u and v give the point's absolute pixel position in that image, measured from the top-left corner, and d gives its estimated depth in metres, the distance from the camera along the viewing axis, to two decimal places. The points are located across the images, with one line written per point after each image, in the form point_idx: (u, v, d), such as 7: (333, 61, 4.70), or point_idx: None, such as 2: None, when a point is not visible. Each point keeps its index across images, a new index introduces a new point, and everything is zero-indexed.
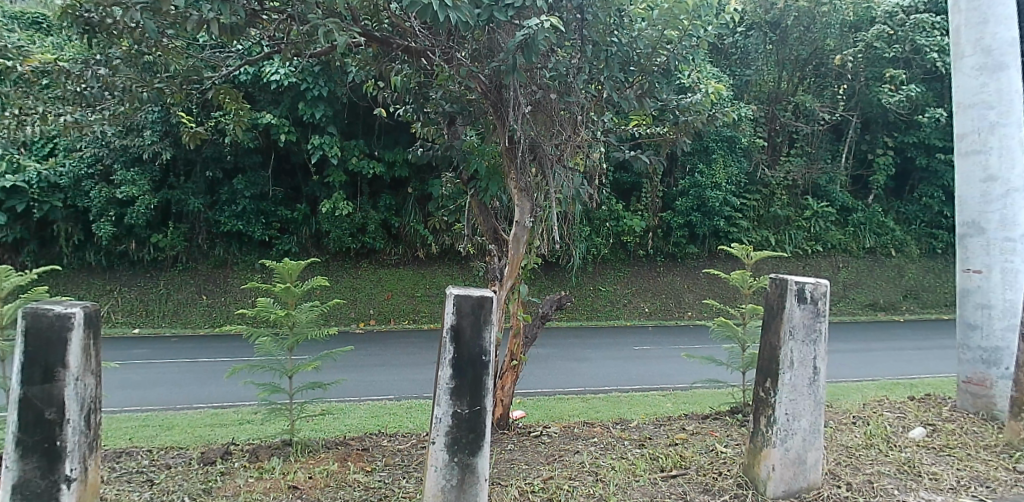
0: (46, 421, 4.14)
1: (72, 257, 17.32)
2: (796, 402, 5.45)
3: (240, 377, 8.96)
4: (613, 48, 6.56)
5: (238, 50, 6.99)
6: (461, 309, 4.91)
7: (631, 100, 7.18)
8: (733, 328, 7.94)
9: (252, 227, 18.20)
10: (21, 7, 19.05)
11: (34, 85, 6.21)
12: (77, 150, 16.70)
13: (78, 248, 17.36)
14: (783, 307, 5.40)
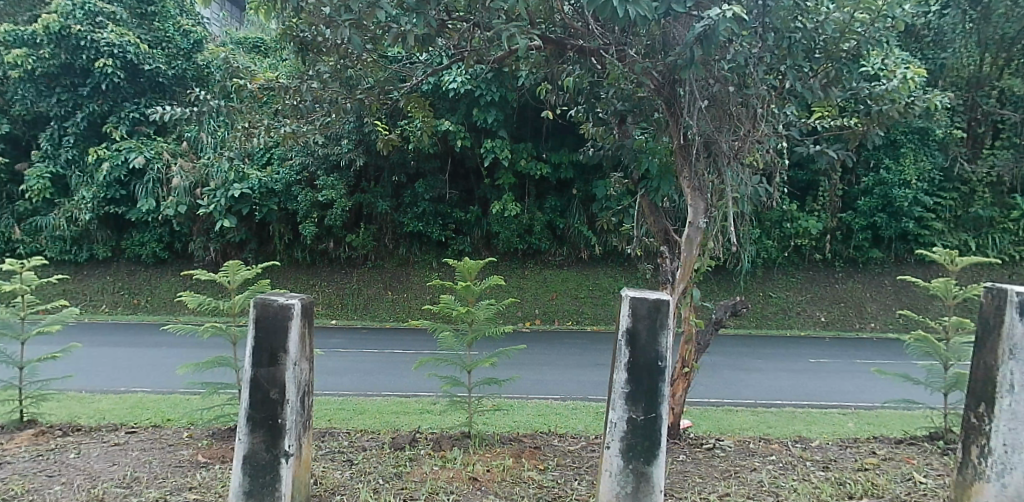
0: (270, 400, 4.62)
1: (285, 254, 19.48)
2: (1018, 432, 4.58)
3: (424, 368, 9.49)
4: (797, 35, 5.99)
5: (425, 60, 7.37)
6: (637, 312, 4.76)
7: (815, 90, 6.61)
8: (934, 345, 6.90)
9: (429, 228, 19.36)
10: (244, 33, 21.69)
11: (259, 101, 7.03)
12: (287, 159, 18.74)
13: (289, 246, 19.47)
14: (1000, 321, 4.62)
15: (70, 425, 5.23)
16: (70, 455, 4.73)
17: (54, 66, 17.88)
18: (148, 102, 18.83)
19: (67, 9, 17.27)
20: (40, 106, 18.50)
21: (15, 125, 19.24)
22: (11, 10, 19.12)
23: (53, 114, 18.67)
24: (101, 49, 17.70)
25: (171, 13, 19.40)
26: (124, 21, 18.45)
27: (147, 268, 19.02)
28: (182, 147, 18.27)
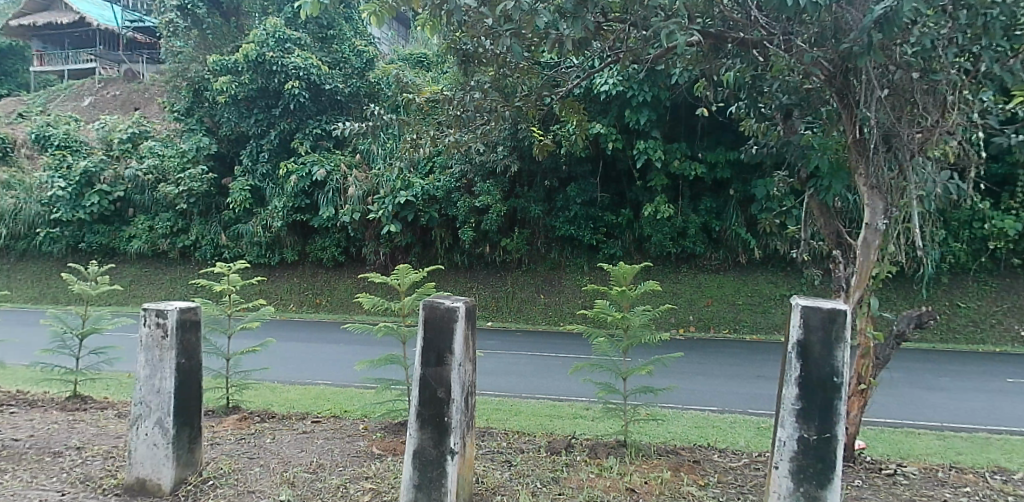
0: (437, 398, 4.73)
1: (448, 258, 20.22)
2: None
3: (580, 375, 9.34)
4: (996, 11, 5.02)
5: (579, 63, 7.35)
6: (809, 323, 4.16)
7: (1016, 73, 5.54)
8: None
9: (580, 232, 19.31)
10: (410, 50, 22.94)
11: (427, 112, 7.41)
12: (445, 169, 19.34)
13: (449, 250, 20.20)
14: None
15: (267, 413, 5.77)
16: (267, 440, 5.19)
17: (251, 91, 19.77)
18: (328, 119, 20.36)
19: (262, 38, 19.06)
20: (241, 127, 20.48)
21: (220, 144, 21.43)
22: (219, 43, 21.68)
23: (250, 132, 20.61)
24: (289, 73, 19.29)
25: (346, 36, 20.92)
26: (309, 47, 20.12)
27: (327, 269, 20.42)
28: (354, 159, 19.44)
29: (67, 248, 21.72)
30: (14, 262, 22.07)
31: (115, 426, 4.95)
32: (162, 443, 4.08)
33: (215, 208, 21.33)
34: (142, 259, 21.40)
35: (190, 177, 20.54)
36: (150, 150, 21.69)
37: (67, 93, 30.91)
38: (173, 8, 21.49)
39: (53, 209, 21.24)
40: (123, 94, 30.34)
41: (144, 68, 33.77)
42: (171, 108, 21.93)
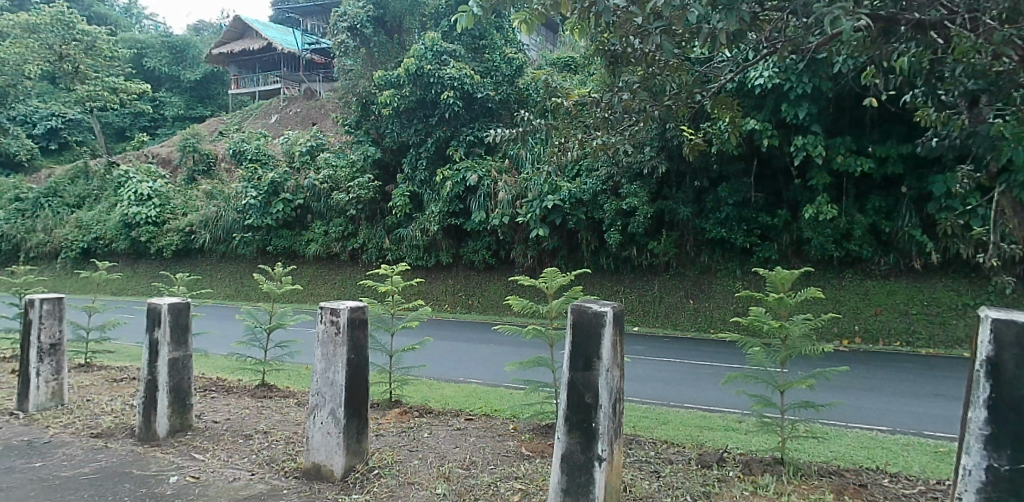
0: (585, 404, 4.16)
1: (592, 261, 14.94)
2: None
3: (733, 384, 8.68)
4: None
5: (734, 57, 6.98)
6: (1004, 339, 2.74)
7: None
8: None
9: (733, 234, 13.71)
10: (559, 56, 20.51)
11: (574, 117, 7.49)
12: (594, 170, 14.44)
13: (596, 253, 14.91)
14: None
15: (423, 408, 5.98)
16: (425, 434, 5.38)
17: (410, 103, 16.12)
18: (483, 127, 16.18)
19: (420, 51, 15.60)
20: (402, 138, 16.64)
21: (383, 153, 17.38)
22: (383, 59, 18.03)
23: (411, 142, 16.64)
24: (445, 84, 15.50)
25: (499, 43, 16.53)
26: (464, 57, 16.09)
27: (479, 273, 15.79)
28: (505, 164, 15.23)
29: (256, 249, 18.55)
30: (217, 262, 19.33)
31: (296, 414, 5.12)
32: (335, 431, 4.33)
33: (383, 214, 17.31)
34: (321, 264, 17.82)
35: (357, 185, 16.86)
36: (326, 160, 18.01)
37: (257, 110, 32.81)
38: (343, 27, 18.18)
39: (247, 215, 18.37)
40: (303, 110, 31.46)
41: (321, 86, 33.93)
42: (340, 121, 18.40)
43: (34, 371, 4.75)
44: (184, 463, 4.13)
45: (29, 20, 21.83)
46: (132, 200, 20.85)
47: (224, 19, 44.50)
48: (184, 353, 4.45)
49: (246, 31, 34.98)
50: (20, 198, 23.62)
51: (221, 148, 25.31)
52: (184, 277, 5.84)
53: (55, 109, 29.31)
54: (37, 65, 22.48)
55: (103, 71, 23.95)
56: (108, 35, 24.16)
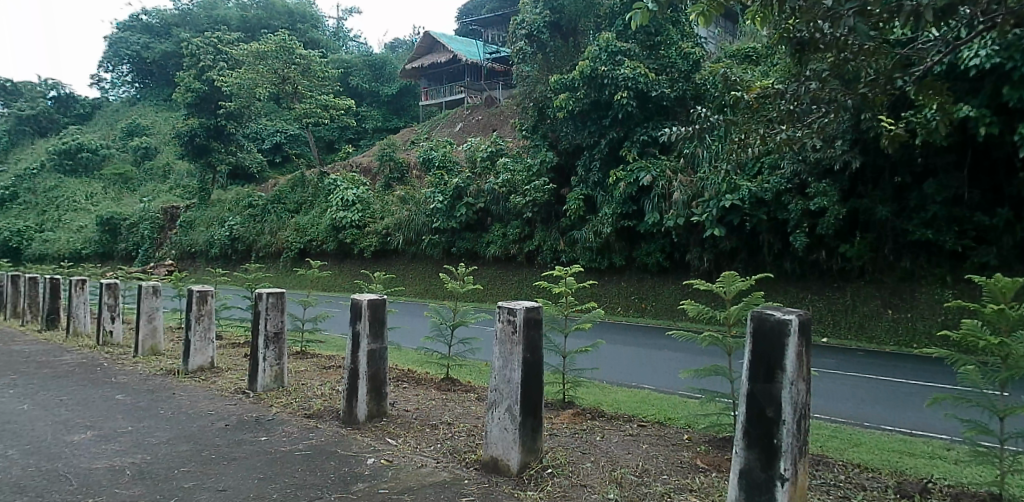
0: (765, 418, 3.18)
1: (774, 266, 13.79)
2: None
3: (943, 407, 7.62)
4: None
5: (945, 36, 6.06)
6: None
7: None
8: None
9: (941, 236, 11.89)
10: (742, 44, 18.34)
11: (754, 110, 7.06)
12: (780, 166, 13.09)
13: (779, 256, 13.73)
14: None
15: (596, 411, 6.01)
16: (597, 437, 5.34)
17: (585, 106, 15.25)
18: (656, 126, 14.95)
19: (594, 52, 14.70)
20: (578, 141, 15.94)
21: (558, 156, 16.87)
22: (560, 63, 16.88)
23: (585, 144, 15.98)
24: (619, 85, 14.53)
25: (675, 38, 15.38)
26: (638, 55, 15.05)
27: (654, 277, 15.12)
28: (681, 163, 14.31)
29: (442, 251, 19.30)
30: (407, 264, 20.54)
31: (476, 408, 5.32)
32: (512, 427, 4.28)
33: (558, 216, 17.00)
34: (498, 265, 18.05)
35: (533, 188, 16.66)
36: (505, 164, 18.10)
37: (443, 119, 33.78)
38: (521, 33, 17.29)
39: (434, 218, 19.29)
40: (485, 117, 31.45)
41: (500, 93, 34.29)
42: (518, 127, 17.88)
43: (261, 356, 5.07)
44: (380, 447, 4.43)
45: (260, 49, 25.23)
46: (339, 206, 23.15)
47: (416, 35, 47.57)
48: (380, 346, 4.82)
49: (434, 45, 36.69)
50: (253, 205, 26.90)
51: (414, 156, 26.61)
52: (380, 276, 6.39)
53: (280, 126, 34.02)
54: (265, 88, 25.82)
55: (316, 90, 26.93)
56: (320, 57, 27.05)
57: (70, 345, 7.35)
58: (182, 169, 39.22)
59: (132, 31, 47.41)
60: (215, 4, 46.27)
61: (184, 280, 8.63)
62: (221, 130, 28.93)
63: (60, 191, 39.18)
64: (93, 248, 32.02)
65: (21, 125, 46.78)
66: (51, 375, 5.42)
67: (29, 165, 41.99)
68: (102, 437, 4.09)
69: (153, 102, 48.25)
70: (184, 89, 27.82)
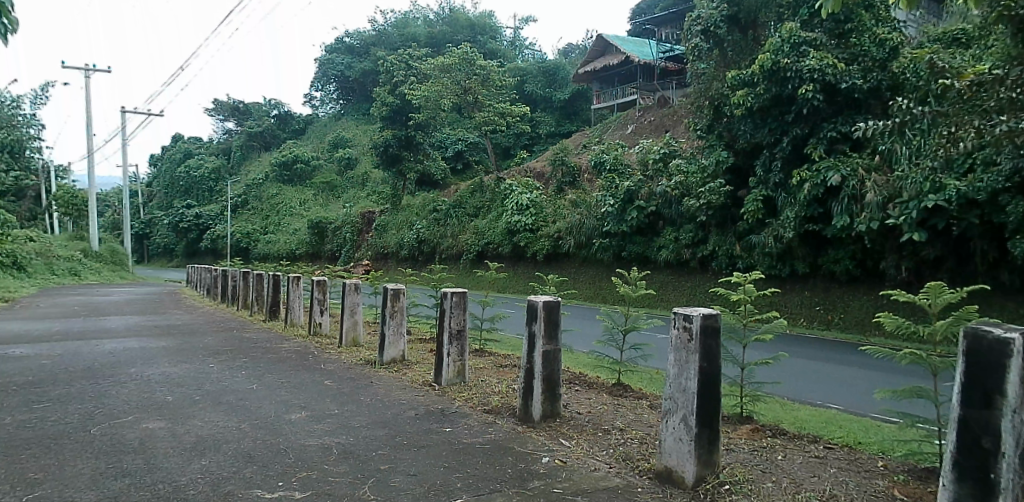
0: (980, 450, 2.65)
1: (989, 277, 11.90)
2: None
3: None
4: None
5: None
6: None
7: None
8: None
9: None
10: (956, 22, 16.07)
11: (969, 100, 6.22)
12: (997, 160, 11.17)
13: (995, 265, 11.80)
14: None
15: (778, 429, 5.62)
16: (779, 456, 4.96)
17: (765, 103, 14.36)
18: (848, 120, 13.70)
19: (776, 44, 13.85)
20: (756, 140, 15.08)
21: (735, 156, 15.90)
22: (738, 58, 16.05)
23: (763, 143, 15.02)
24: (803, 78, 13.52)
25: (869, 23, 13.85)
26: (826, 45, 13.86)
27: (842, 287, 13.86)
28: (875, 160, 12.90)
29: (612, 255, 19.20)
30: (578, 267, 20.79)
31: (649, 417, 5.20)
32: (686, 438, 4.04)
33: (734, 220, 16.11)
34: (671, 271, 17.68)
35: (707, 190, 15.96)
36: (678, 165, 17.50)
37: (615, 122, 33.45)
38: (696, 30, 16.67)
39: (606, 221, 19.29)
40: (657, 118, 30.64)
41: (674, 93, 33.25)
42: (691, 127, 17.20)
43: (445, 351, 5.39)
44: (554, 447, 4.47)
45: (445, 62, 26.90)
46: (514, 210, 23.99)
47: (588, 39, 47.80)
48: (555, 347, 4.84)
49: (608, 48, 36.32)
50: (437, 210, 28.69)
51: (586, 160, 26.73)
52: (555, 279, 6.52)
53: (461, 135, 36.01)
54: (450, 99, 27.46)
55: (494, 99, 28.08)
56: (499, 66, 28.15)
57: (288, 333, 8.38)
58: (377, 177, 43.07)
59: (338, 53, 53.05)
60: (406, 23, 50.17)
61: (380, 278, 9.45)
62: (411, 139, 31.49)
63: (282, 198, 45.00)
64: (305, 248, 36.42)
65: (251, 141, 54.36)
66: (276, 360, 6.22)
67: (258, 176, 48.73)
68: (314, 417, 4.60)
69: (353, 116, 53.53)
70: (380, 104, 30.71)
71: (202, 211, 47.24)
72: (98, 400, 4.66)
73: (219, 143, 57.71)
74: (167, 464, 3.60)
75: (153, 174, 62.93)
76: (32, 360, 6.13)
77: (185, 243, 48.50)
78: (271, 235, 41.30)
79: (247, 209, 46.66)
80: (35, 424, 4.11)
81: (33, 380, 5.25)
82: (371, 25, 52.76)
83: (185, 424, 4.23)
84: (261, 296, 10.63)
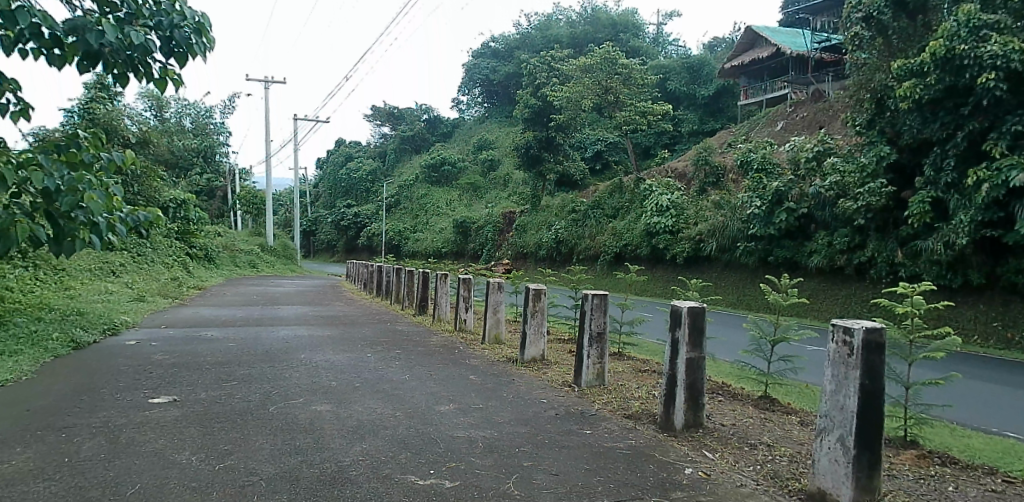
0: None
1: None
2: None
3: None
4: None
5: None
6: None
7: None
8: None
9: None
10: None
11: None
12: None
13: None
14: None
15: (949, 457, 5.05)
16: (949, 488, 4.45)
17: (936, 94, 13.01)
18: None
19: (950, 29, 12.51)
20: (924, 135, 13.70)
21: (898, 153, 14.56)
22: (904, 46, 14.63)
23: (934, 139, 13.68)
24: (982, 65, 12.07)
25: None
26: (1013, 27, 12.27)
27: None
28: None
29: (757, 259, 18.30)
30: (720, 271, 20.06)
31: (799, 434, 4.86)
32: (843, 461, 3.66)
33: (898, 223, 14.74)
34: (823, 278, 16.48)
35: (866, 190, 14.71)
36: (834, 164, 16.25)
37: (764, 118, 31.63)
38: (857, 16, 15.38)
39: (752, 224, 18.37)
40: (811, 113, 28.60)
41: (830, 85, 30.87)
42: (849, 121, 15.91)
43: (585, 353, 5.40)
44: (697, 459, 4.29)
45: (586, 62, 26.87)
46: (654, 211, 23.50)
47: (736, 32, 45.63)
48: (698, 355, 4.66)
49: (757, 40, 34.71)
50: (575, 210, 28.79)
51: (731, 159, 25.57)
52: (698, 284, 6.32)
53: (601, 135, 35.92)
54: (591, 99, 27.39)
55: (636, 98, 27.65)
56: (641, 64, 27.71)
57: (436, 327, 8.79)
58: (517, 177, 44.07)
59: (483, 57, 54.73)
60: (549, 25, 50.64)
61: (521, 278, 9.68)
62: (551, 140, 31.89)
63: (431, 199, 47.36)
64: (450, 247, 38.49)
65: (404, 145, 57.85)
66: (425, 353, 6.55)
67: (410, 177, 51.63)
68: (461, 410, 4.81)
69: (496, 118, 54.94)
70: (523, 106, 31.38)
71: (359, 211, 51.90)
72: (275, 382, 5.16)
73: (374, 146, 61.76)
74: (332, 445, 3.92)
75: (319, 176, 68.75)
76: (221, 343, 6.94)
77: (346, 240, 53.78)
78: (420, 233, 43.58)
79: (399, 208, 49.61)
80: (226, 400, 4.65)
81: (222, 360, 5.94)
82: (515, 28, 53.93)
83: (348, 409, 4.58)
84: (411, 292, 11.24)
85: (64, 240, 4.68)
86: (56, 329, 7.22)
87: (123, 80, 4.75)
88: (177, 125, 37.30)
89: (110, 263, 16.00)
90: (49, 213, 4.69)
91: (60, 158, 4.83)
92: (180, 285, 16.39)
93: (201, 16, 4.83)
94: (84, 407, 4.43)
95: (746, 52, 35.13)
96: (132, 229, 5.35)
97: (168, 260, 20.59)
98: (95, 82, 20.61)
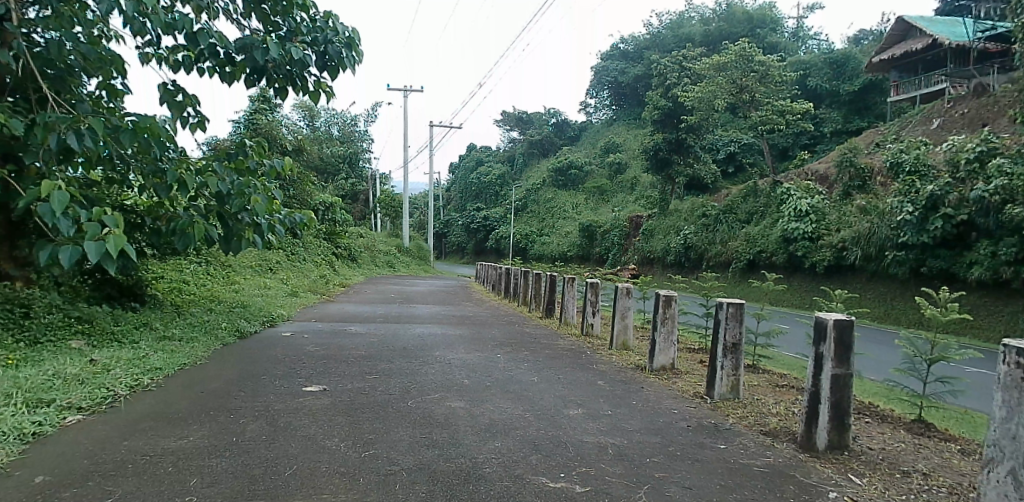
0: None
1: None
2: None
3: None
4: None
5: None
6: None
7: None
8: None
9: None
10: None
11: None
12: None
13: None
14: None
15: None
16: None
17: None
18: None
19: None
20: None
21: None
22: None
23: None
24: None
25: None
26: None
27: None
28: None
29: (908, 269, 16.81)
30: (865, 282, 18.62)
31: (961, 464, 4.36)
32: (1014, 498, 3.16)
33: None
34: (987, 292, 14.84)
35: None
36: (999, 165, 14.53)
37: (917, 116, 28.92)
38: None
39: (902, 231, 16.90)
40: (974, 109, 25.82)
41: (996, 78, 27.42)
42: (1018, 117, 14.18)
43: (718, 364, 5.22)
44: (842, 482, 3.95)
45: (720, 61, 25.87)
46: (791, 216, 22.23)
47: (887, 22, 42.11)
48: (845, 372, 4.34)
49: (910, 31, 31.86)
50: (704, 215, 27.87)
51: (880, 160, 23.62)
52: (843, 295, 5.91)
53: (734, 136, 34.57)
54: (724, 99, 26.38)
55: (773, 96, 26.29)
56: (780, 61, 26.38)
57: (564, 331, 8.83)
58: (645, 181, 43.42)
59: (612, 59, 54.32)
60: (682, 23, 49.43)
61: (650, 284, 9.52)
62: (682, 142, 31.00)
63: (557, 203, 47.72)
64: (577, 251, 38.57)
65: (532, 149, 58.70)
66: (553, 356, 6.60)
67: (536, 181, 52.33)
68: (589, 415, 4.80)
69: (623, 121, 54.23)
70: (652, 109, 30.72)
71: (489, 214, 53.43)
72: (412, 378, 5.41)
73: (504, 151, 63.24)
74: (466, 442, 4.04)
75: (451, 181, 71.35)
76: (364, 338, 7.39)
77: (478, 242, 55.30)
78: (547, 237, 44.17)
79: (527, 211, 50.47)
80: (368, 392, 4.95)
81: (366, 354, 6.32)
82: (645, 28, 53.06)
83: (480, 407, 4.72)
84: (538, 295, 11.36)
85: (232, 239, 5.36)
86: (224, 319, 8.03)
87: (283, 93, 5.25)
88: (327, 133, 39.77)
89: (270, 260, 17.53)
90: (221, 215, 5.32)
91: (231, 165, 5.41)
92: (330, 283, 17.63)
93: (351, 31, 5.29)
94: (247, 391, 4.88)
95: (898, 45, 32.35)
96: (290, 231, 5.89)
97: (318, 259, 22.18)
98: (258, 95, 22.56)
